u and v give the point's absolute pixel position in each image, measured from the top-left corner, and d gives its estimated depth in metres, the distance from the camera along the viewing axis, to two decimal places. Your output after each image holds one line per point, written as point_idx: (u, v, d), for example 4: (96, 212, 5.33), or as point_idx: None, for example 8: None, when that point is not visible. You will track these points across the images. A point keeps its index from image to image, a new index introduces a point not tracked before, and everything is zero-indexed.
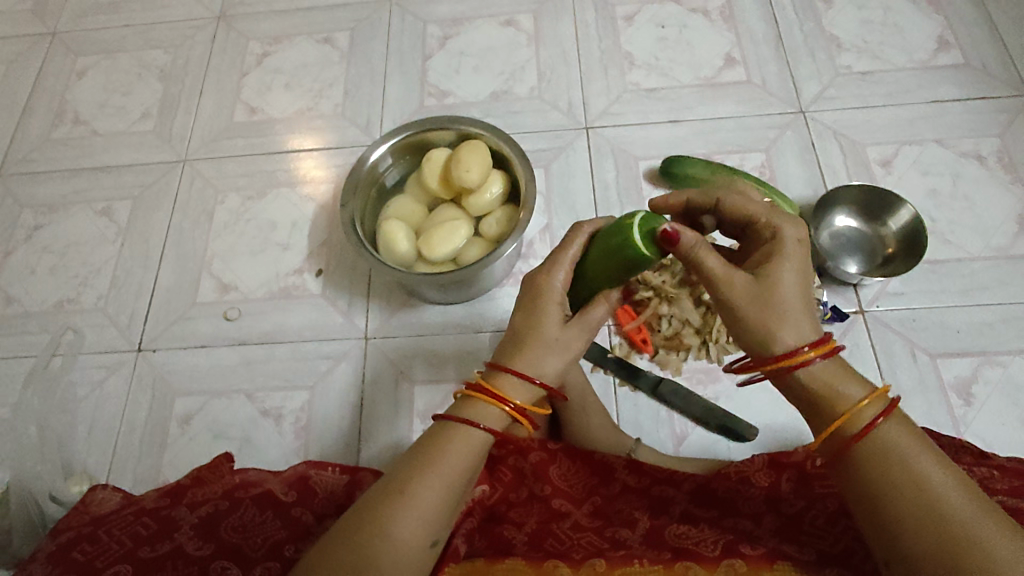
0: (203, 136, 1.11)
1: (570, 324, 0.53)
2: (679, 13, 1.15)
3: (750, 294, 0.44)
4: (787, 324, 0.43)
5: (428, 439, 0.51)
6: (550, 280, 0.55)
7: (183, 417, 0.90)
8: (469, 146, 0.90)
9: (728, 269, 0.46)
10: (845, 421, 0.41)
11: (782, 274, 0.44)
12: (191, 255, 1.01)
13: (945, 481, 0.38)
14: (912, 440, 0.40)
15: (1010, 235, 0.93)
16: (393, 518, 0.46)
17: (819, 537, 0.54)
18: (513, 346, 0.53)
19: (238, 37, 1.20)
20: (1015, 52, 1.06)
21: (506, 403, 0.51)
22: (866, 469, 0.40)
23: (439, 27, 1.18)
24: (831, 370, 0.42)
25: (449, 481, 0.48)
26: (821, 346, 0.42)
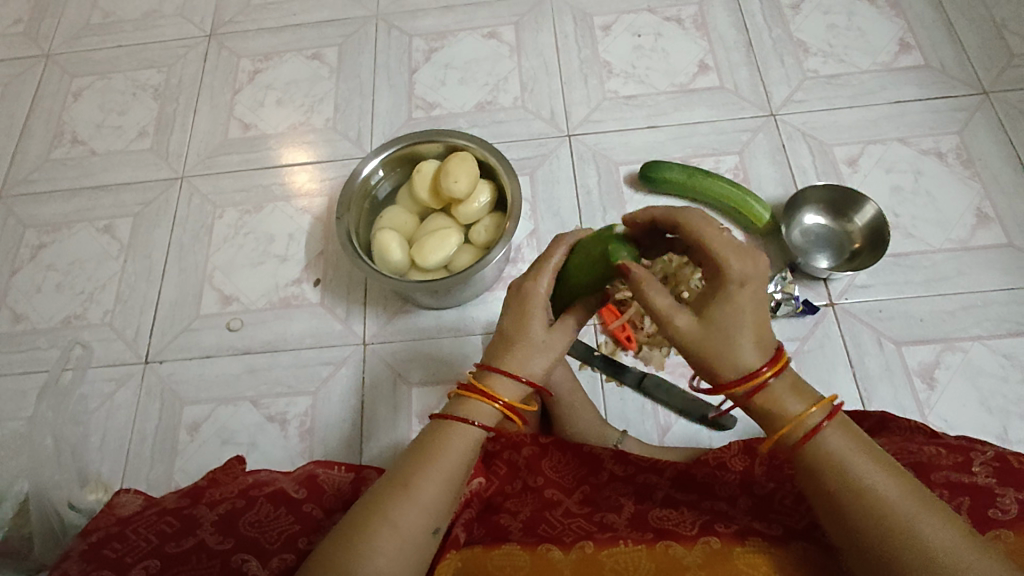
0: (199, 153, 1.15)
1: (555, 328, 0.57)
2: (655, 22, 1.20)
3: (695, 335, 0.47)
4: (734, 356, 0.46)
5: (427, 438, 0.56)
6: (535, 287, 0.58)
7: (192, 425, 0.94)
8: (457, 158, 0.94)
9: (673, 309, 0.48)
10: (790, 430, 0.45)
11: (726, 310, 0.46)
12: (193, 269, 1.05)
13: (881, 476, 0.42)
14: (850, 440, 0.44)
15: (968, 227, 0.99)
16: (398, 509, 0.51)
17: (787, 514, 0.59)
18: (503, 348, 0.57)
19: (229, 56, 1.24)
20: (972, 53, 1.12)
21: (495, 401, 0.56)
22: (811, 468, 0.44)
23: (424, 41, 1.22)
24: (780, 387, 0.45)
25: (449, 475, 0.54)
26: (770, 366, 0.45)
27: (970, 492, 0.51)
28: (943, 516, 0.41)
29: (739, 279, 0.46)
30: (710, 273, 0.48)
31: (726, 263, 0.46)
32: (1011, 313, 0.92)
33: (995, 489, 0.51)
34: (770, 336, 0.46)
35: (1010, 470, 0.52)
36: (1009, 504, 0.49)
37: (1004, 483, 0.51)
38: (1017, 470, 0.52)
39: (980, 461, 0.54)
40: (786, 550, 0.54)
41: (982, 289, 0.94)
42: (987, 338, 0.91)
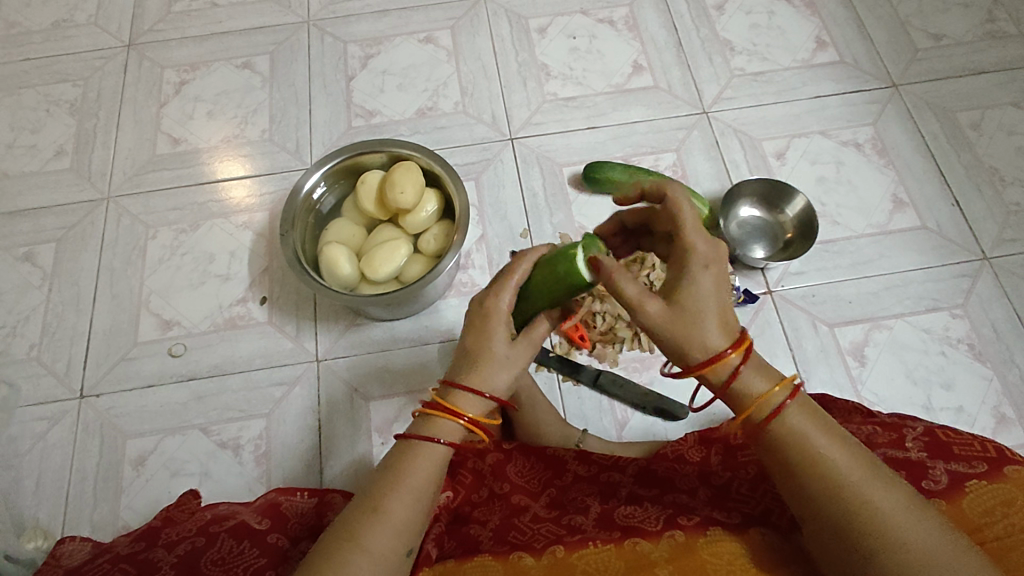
0: (126, 170, 1.09)
1: (517, 343, 0.58)
2: (588, 24, 1.22)
3: (664, 318, 0.48)
4: (701, 338, 0.47)
5: (394, 459, 0.55)
6: (497, 301, 0.58)
7: (137, 459, 0.89)
8: (402, 168, 0.93)
9: (643, 295, 0.49)
10: (756, 410, 0.47)
11: (693, 293, 0.48)
12: (127, 295, 1.00)
13: (840, 452, 0.45)
14: (811, 421, 0.46)
15: (886, 213, 1.06)
16: (369, 534, 0.51)
17: (745, 502, 0.62)
18: (466, 365, 0.57)
19: (152, 66, 1.18)
20: (881, 48, 1.19)
21: (461, 417, 0.56)
22: (776, 446, 0.47)
23: (359, 47, 1.20)
24: (746, 369, 0.47)
25: (418, 493, 0.54)
26: (736, 347, 0.47)
27: (906, 466, 0.55)
28: (894, 481, 0.44)
29: (704, 259, 0.49)
30: (677, 258, 0.51)
31: (694, 244, 0.50)
32: (928, 290, 1.00)
33: (926, 462, 0.55)
34: (733, 318, 0.48)
35: (939, 443, 0.57)
36: (939, 475, 0.53)
37: (934, 456, 0.55)
38: (944, 444, 0.56)
39: (912, 437, 0.58)
40: (746, 537, 0.57)
41: (902, 270, 1.01)
42: (909, 315, 0.98)
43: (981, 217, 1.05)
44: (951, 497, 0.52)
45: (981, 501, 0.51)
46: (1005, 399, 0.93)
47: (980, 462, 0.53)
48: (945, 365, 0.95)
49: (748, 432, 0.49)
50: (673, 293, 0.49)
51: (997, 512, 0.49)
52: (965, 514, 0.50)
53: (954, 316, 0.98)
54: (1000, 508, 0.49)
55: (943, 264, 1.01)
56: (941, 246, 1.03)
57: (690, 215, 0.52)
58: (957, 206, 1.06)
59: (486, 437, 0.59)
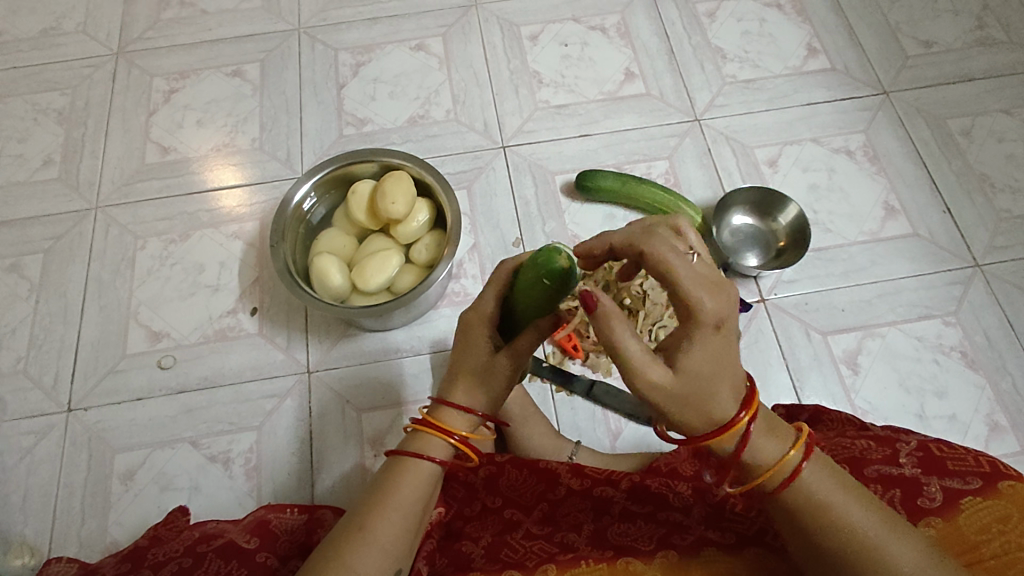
0: (114, 180, 1.08)
1: (500, 352, 0.57)
2: (580, 31, 1.22)
3: (670, 389, 0.45)
4: (711, 406, 0.46)
5: (383, 476, 0.55)
6: (478, 310, 0.58)
7: (126, 473, 0.88)
8: (393, 178, 0.93)
9: (647, 360, 0.45)
10: (771, 477, 0.46)
11: (700, 361, 0.45)
12: (115, 306, 0.99)
13: (861, 516, 0.44)
14: (829, 482, 0.45)
15: (878, 220, 1.06)
16: (354, 553, 0.50)
17: (738, 521, 0.60)
18: (452, 380, 0.57)
19: (141, 74, 1.17)
20: (872, 55, 1.20)
21: (451, 435, 0.56)
22: (793, 512, 0.45)
23: (350, 54, 1.19)
24: (757, 432, 0.46)
25: (407, 509, 0.53)
26: (747, 409, 0.46)
27: (900, 483, 0.55)
28: (915, 543, 0.43)
29: (713, 320, 0.45)
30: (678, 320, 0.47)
31: (697, 307, 0.45)
32: (920, 298, 1.00)
33: (921, 479, 0.55)
34: (740, 379, 0.47)
35: (933, 459, 0.57)
36: (934, 492, 0.53)
37: (928, 472, 0.55)
38: (937, 459, 0.56)
39: (906, 453, 0.58)
40: (740, 558, 0.57)
41: (894, 277, 1.01)
42: (901, 323, 0.98)
43: (972, 224, 1.05)
44: (947, 515, 0.51)
45: (977, 519, 0.50)
46: (997, 407, 0.93)
47: (974, 478, 0.53)
48: (937, 373, 0.95)
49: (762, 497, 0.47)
50: (678, 360, 0.46)
51: (991, 530, 0.49)
52: (961, 532, 0.50)
53: (946, 324, 0.98)
54: (994, 526, 0.49)
55: (935, 272, 1.01)
56: (933, 253, 1.03)
57: (685, 273, 0.46)
58: (949, 213, 1.06)
59: (476, 456, 0.58)
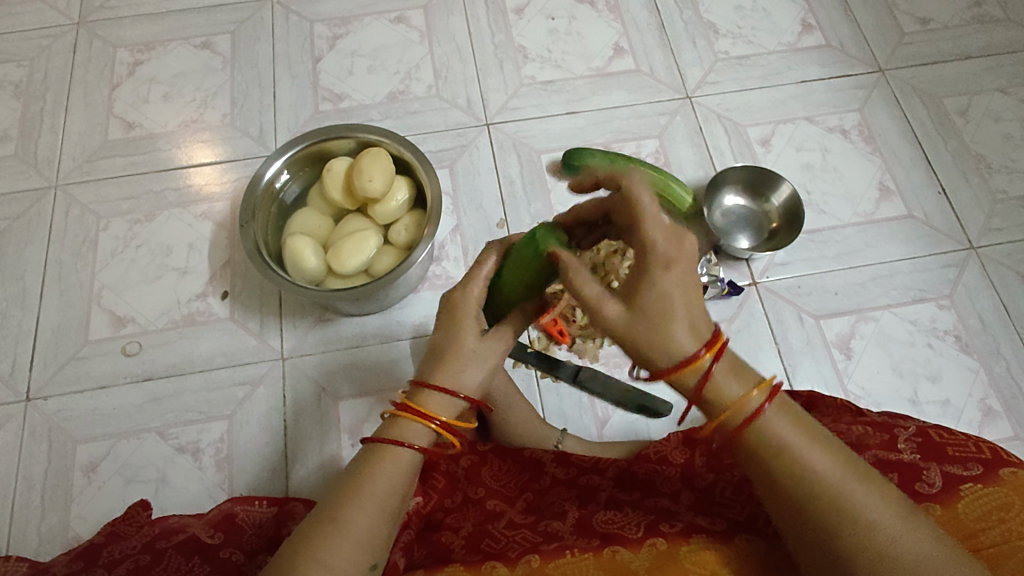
0: (75, 157, 1.03)
1: (488, 336, 0.53)
2: (568, 4, 1.17)
3: (624, 323, 0.42)
4: (667, 343, 0.41)
5: (357, 464, 0.50)
6: (465, 293, 0.55)
7: (89, 465, 0.84)
8: (370, 154, 0.88)
9: (602, 296, 0.43)
10: (730, 417, 0.42)
11: (655, 292, 0.41)
12: (77, 289, 0.94)
13: (817, 456, 0.41)
14: (786, 421, 0.42)
15: (873, 201, 1.03)
16: (328, 549, 0.45)
17: (728, 507, 0.58)
18: (435, 362, 0.52)
19: (104, 45, 1.11)
20: (868, 31, 1.16)
21: (432, 420, 0.51)
22: (752, 453, 0.42)
23: (327, 27, 1.13)
24: (719, 372, 0.42)
25: (384, 504, 0.48)
26: (708, 348, 0.41)
27: (898, 468, 0.51)
28: (871, 484, 0.41)
29: (665, 256, 0.42)
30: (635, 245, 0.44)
31: (651, 236, 0.42)
32: (915, 281, 0.97)
33: (920, 464, 0.51)
34: (702, 316, 0.42)
35: (932, 444, 0.53)
36: (934, 477, 0.50)
37: (927, 458, 0.52)
38: (937, 445, 0.53)
39: (904, 438, 0.55)
40: (732, 544, 0.52)
41: (888, 260, 0.98)
42: (895, 307, 0.95)
43: (968, 205, 1.02)
44: (946, 501, 0.48)
45: (977, 506, 0.47)
46: (991, 391, 0.90)
47: (975, 464, 0.50)
48: (932, 358, 0.92)
49: (721, 436, 0.44)
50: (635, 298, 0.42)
51: (993, 517, 0.46)
52: (960, 521, 0.47)
53: (941, 307, 0.95)
54: (996, 513, 0.46)
55: (930, 254, 0.99)
56: (928, 235, 1.00)
57: (648, 201, 0.43)
58: (944, 194, 1.03)
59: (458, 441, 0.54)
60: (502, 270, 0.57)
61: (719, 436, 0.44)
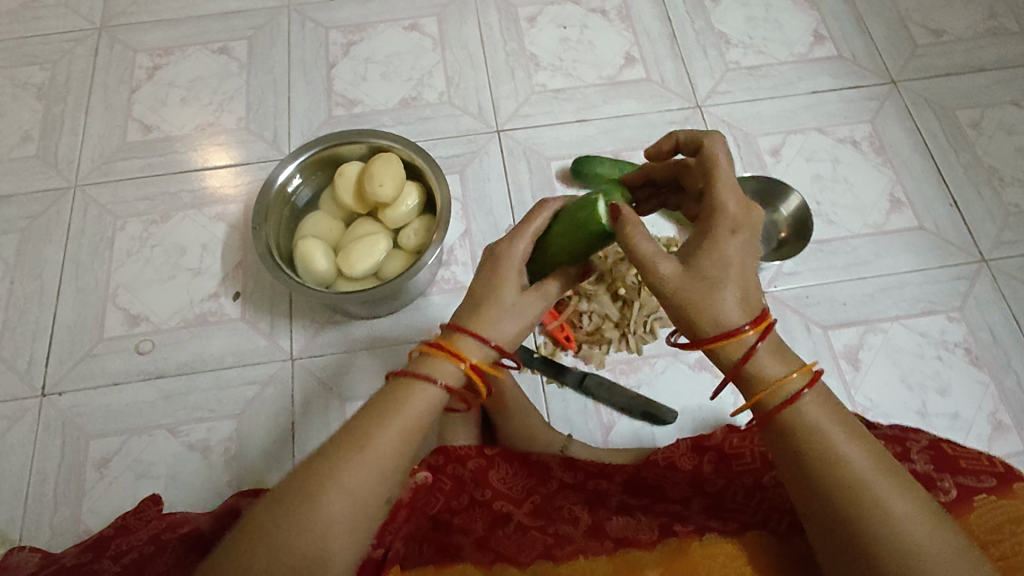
0: (94, 158, 1.05)
1: (527, 292, 0.52)
2: (579, 13, 1.18)
3: (677, 281, 0.46)
4: (716, 308, 0.44)
5: (386, 393, 0.47)
6: (511, 246, 0.54)
7: (100, 461, 0.85)
8: (381, 160, 0.89)
9: (657, 255, 0.47)
10: (769, 396, 0.44)
11: (713, 258, 0.45)
12: (93, 288, 0.96)
13: (854, 450, 0.41)
14: (826, 411, 0.43)
15: (883, 212, 1.03)
16: (349, 465, 0.42)
17: (741, 511, 0.58)
18: (470, 311, 0.51)
19: (124, 50, 1.14)
20: (880, 43, 1.16)
21: (463, 360, 0.49)
22: (785, 436, 0.43)
23: (342, 33, 1.15)
24: (763, 350, 0.44)
25: (410, 432, 0.45)
26: (754, 324, 0.44)
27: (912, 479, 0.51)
28: (905, 486, 0.40)
29: (731, 224, 0.46)
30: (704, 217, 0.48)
31: (724, 203, 0.47)
32: (925, 293, 0.96)
33: (933, 473, 0.51)
34: (755, 294, 0.45)
35: (945, 456, 0.52)
36: (947, 487, 0.49)
37: (940, 469, 0.51)
38: (950, 457, 0.52)
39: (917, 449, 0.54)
40: (739, 541, 0.52)
41: (898, 271, 0.98)
42: (905, 318, 0.95)
43: (980, 217, 1.02)
44: (959, 512, 0.48)
45: (990, 517, 0.47)
46: (1001, 405, 0.90)
47: (987, 476, 0.50)
48: (942, 371, 0.92)
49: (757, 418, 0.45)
50: (691, 258, 0.46)
51: (1004, 530, 0.46)
52: (971, 531, 0.47)
53: (951, 319, 0.95)
54: (1007, 526, 0.46)
55: (941, 266, 0.98)
56: (939, 247, 0.99)
57: (727, 173, 0.49)
58: (955, 206, 1.03)
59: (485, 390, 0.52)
60: (553, 228, 0.56)
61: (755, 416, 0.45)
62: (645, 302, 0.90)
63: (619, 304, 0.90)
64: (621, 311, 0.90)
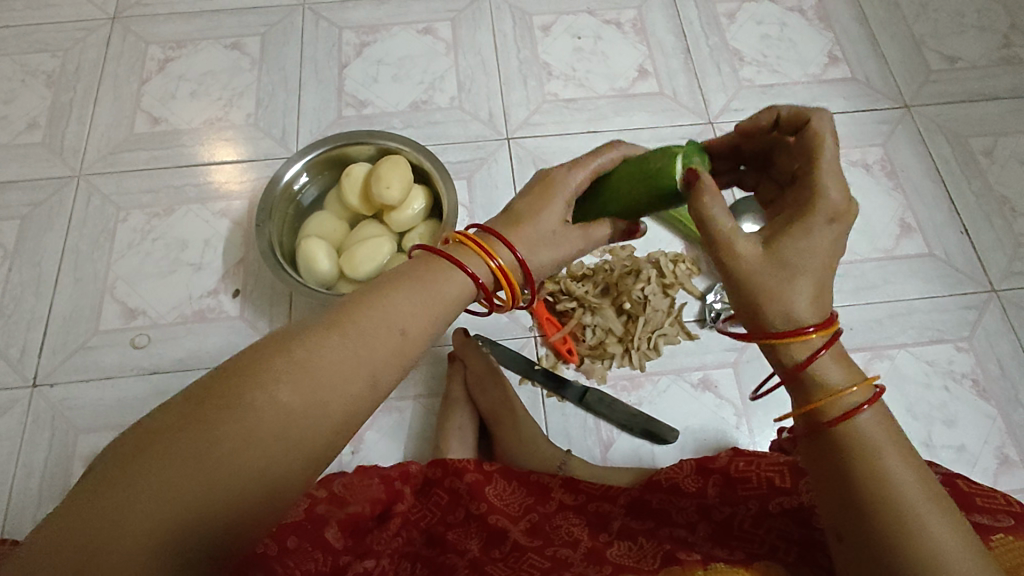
0: (100, 148, 1.04)
1: (570, 227, 0.52)
2: (594, 24, 1.17)
3: (753, 266, 0.43)
4: (789, 302, 0.42)
5: (409, 271, 0.46)
6: (568, 176, 0.53)
7: (88, 456, 0.84)
8: (389, 162, 0.88)
9: (737, 235, 0.44)
10: (825, 405, 0.42)
11: (798, 247, 0.42)
12: (91, 279, 0.94)
13: (903, 473, 0.40)
14: (882, 429, 0.41)
15: (893, 237, 1.01)
16: (362, 326, 0.41)
17: (748, 540, 0.56)
18: (510, 221, 0.51)
19: (136, 41, 1.13)
20: (895, 67, 1.15)
21: (493, 259, 0.48)
22: (835, 449, 0.42)
23: (355, 34, 1.15)
24: (827, 357, 0.42)
25: (427, 310, 0.44)
26: (821, 327, 0.42)
27: None
28: (948, 516, 0.40)
29: (828, 213, 0.43)
30: (798, 199, 0.45)
31: (825, 189, 0.43)
32: (933, 321, 0.95)
33: None
34: (829, 297, 0.43)
35: (960, 493, 0.51)
36: None
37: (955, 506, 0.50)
38: (966, 493, 0.51)
39: None
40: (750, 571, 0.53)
41: (906, 298, 0.97)
42: (912, 346, 0.94)
43: (990, 247, 1.01)
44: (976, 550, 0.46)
45: (1008, 558, 0.45)
46: (1008, 439, 0.88)
47: (1005, 516, 0.48)
48: (947, 401, 0.90)
49: (805, 426, 0.43)
50: (771, 245, 0.43)
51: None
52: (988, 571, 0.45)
53: (959, 349, 0.93)
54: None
55: (950, 295, 0.97)
56: (948, 275, 0.98)
57: (831, 157, 0.45)
58: (966, 234, 1.02)
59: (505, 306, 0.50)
60: (618, 170, 0.54)
61: (804, 423, 0.43)
62: (650, 317, 0.88)
63: (624, 319, 0.89)
64: (625, 326, 0.89)
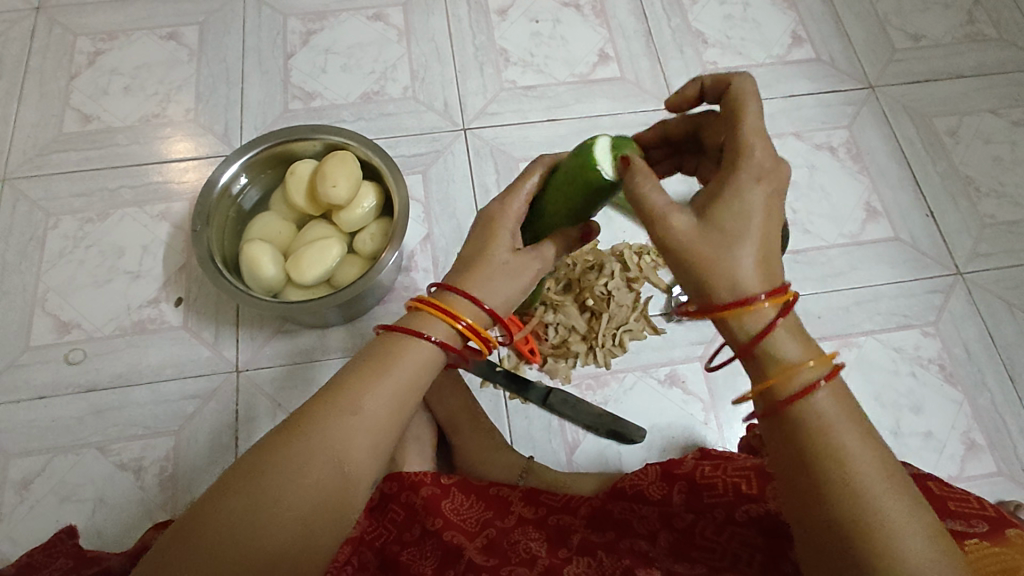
0: (26, 150, 0.97)
1: (521, 251, 0.50)
2: (552, 7, 1.13)
3: (690, 237, 0.40)
4: (731, 269, 0.39)
5: (376, 351, 0.46)
6: (505, 206, 0.51)
7: (21, 482, 0.79)
8: (335, 158, 0.83)
9: (669, 207, 0.41)
10: (782, 383, 0.38)
11: (734, 210, 0.40)
12: (20, 291, 0.88)
13: (867, 458, 0.36)
14: (842, 411, 0.37)
15: (859, 222, 1.00)
16: (332, 425, 0.42)
17: (711, 551, 0.54)
18: (463, 266, 0.49)
19: (63, 33, 1.05)
20: (860, 47, 1.13)
21: (458, 320, 0.47)
22: (793, 432, 0.38)
23: (300, 22, 1.08)
24: (782, 327, 0.39)
25: (396, 395, 0.44)
26: (771, 295, 0.38)
27: None
28: (913, 504, 0.36)
29: (757, 172, 0.40)
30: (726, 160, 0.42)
31: (751, 148, 0.41)
32: (899, 306, 0.94)
33: None
34: (776, 265, 0.40)
35: (934, 497, 0.50)
36: None
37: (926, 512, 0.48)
38: (939, 498, 0.49)
39: None
40: None
41: (872, 284, 0.95)
42: (879, 332, 0.92)
43: (955, 229, 0.99)
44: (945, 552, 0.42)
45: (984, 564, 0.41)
46: (975, 424, 0.87)
47: (981, 521, 0.46)
48: (914, 388, 0.89)
49: (761, 408, 0.39)
50: (709, 211, 0.40)
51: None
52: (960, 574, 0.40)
53: (925, 334, 0.92)
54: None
55: (916, 279, 0.96)
56: (914, 259, 0.97)
57: (755, 114, 0.42)
58: (931, 217, 1.00)
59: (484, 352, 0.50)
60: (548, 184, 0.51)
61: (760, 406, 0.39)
62: (614, 313, 0.86)
63: (587, 316, 0.86)
64: (589, 323, 0.86)
